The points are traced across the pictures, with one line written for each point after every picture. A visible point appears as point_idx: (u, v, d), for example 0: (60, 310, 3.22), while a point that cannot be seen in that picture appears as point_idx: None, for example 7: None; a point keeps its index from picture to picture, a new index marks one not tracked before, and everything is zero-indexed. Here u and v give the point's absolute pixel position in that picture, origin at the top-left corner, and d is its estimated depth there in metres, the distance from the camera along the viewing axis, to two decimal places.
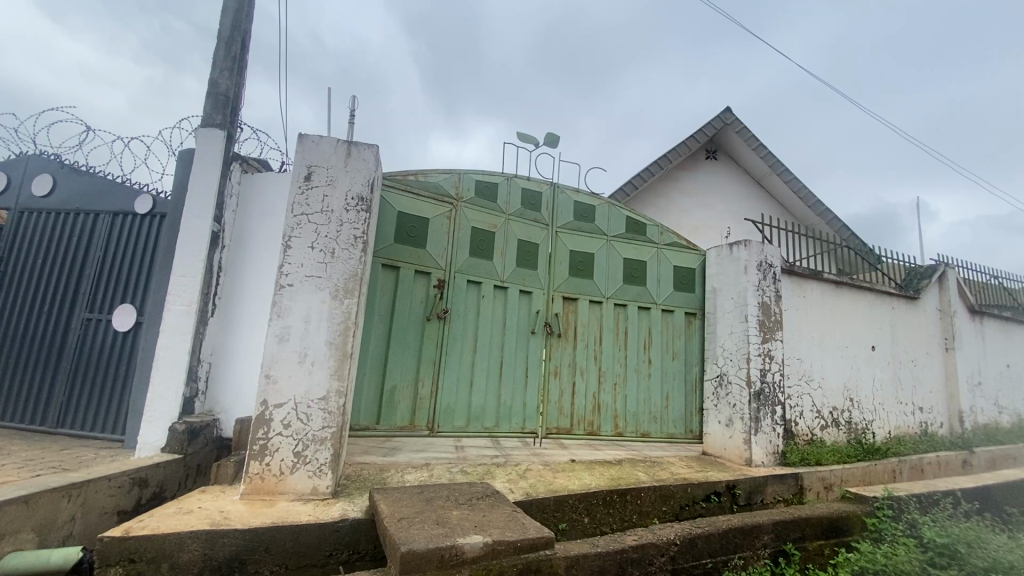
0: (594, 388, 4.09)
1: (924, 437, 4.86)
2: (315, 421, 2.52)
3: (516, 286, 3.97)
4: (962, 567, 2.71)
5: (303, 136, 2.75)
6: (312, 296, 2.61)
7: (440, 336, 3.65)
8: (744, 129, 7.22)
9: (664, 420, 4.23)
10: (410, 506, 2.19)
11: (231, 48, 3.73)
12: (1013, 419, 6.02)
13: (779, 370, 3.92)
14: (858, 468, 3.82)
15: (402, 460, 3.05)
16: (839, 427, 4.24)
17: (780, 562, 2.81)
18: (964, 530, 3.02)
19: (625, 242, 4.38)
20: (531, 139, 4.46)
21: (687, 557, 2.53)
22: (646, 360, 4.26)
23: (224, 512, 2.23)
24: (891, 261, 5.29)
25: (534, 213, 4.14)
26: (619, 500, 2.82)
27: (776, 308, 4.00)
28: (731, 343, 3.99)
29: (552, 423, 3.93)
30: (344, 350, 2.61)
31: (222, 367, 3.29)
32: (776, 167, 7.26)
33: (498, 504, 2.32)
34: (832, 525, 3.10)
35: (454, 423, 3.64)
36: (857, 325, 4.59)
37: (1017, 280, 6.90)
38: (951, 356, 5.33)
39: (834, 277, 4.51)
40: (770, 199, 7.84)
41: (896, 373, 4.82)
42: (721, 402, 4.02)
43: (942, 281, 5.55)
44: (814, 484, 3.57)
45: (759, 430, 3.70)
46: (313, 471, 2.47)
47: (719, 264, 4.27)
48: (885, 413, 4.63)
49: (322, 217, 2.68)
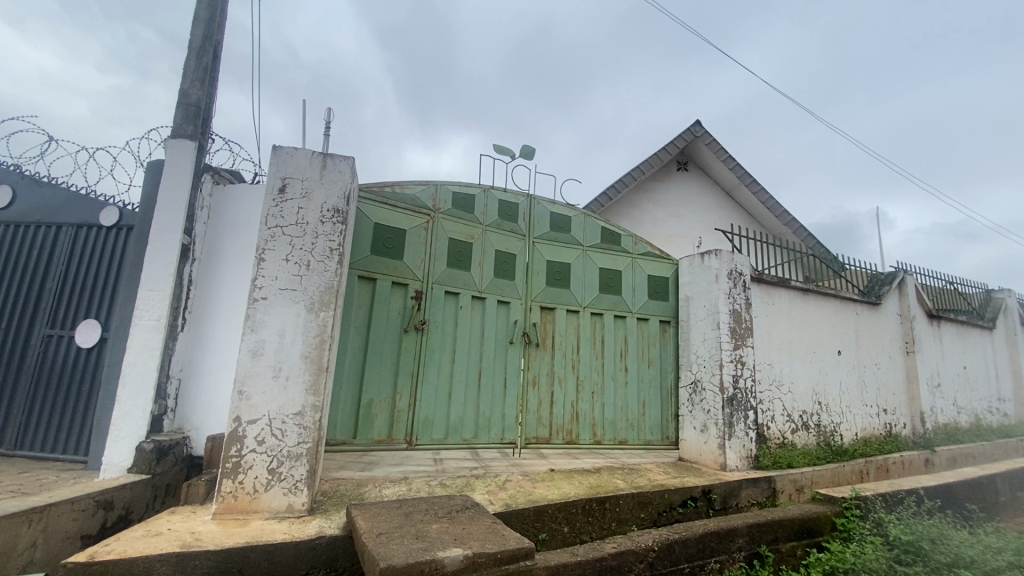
0: (572, 396, 4.13)
1: (889, 437, 5.04)
2: (290, 437, 2.48)
3: (494, 297, 3.99)
4: (927, 564, 2.83)
5: (277, 148, 2.73)
6: (287, 309, 2.58)
7: (418, 348, 3.63)
8: (713, 142, 7.46)
9: (641, 427, 4.29)
10: (388, 521, 2.17)
11: (203, 58, 3.68)
12: (971, 419, 6.29)
13: (750, 376, 4.02)
14: (828, 470, 3.94)
15: (379, 474, 3.02)
16: (809, 431, 4.36)
17: (755, 565, 2.86)
18: (928, 528, 3.14)
19: (600, 251, 4.46)
20: (507, 150, 4.51)
21: (665, 563, 2.56)
22: (622, 368, 4.32)
23: (195, 533, 2.17)
24: (855, 268, 5.49)
25: (511, 223, 4.18)
26: (597, 509, 2.85)
27: (746, 315, 4.11)
28: (704, 350, 4.08)
29: (531, 433, 3.95)
30: (319, 364, 2.58)
31: (193, 383, 3.21)
32: (745, 179, 7.54)
33: (478, 516, 2.32)
34: (804, 527, 3.18)
35: (433, 435, 3.62)
36: (824, 331, 4.75)
37: (971, 285, 7.27)
38: (912, 359, 5.54)
39: (801, 285, 4.66)
40: (738, 209, 8.11)
41: (861, 377, 4.99)
42: (695, 409, 4.08)
43: (902, 287, 5.79)
44: (785, 487, 3.67)
45: (733, 435, 3.77)
46: (288, 488, 2.43)
47: (691, 272, 4.38)
48: (851, 415, 4.79)
49: (297, 229, 2.67)
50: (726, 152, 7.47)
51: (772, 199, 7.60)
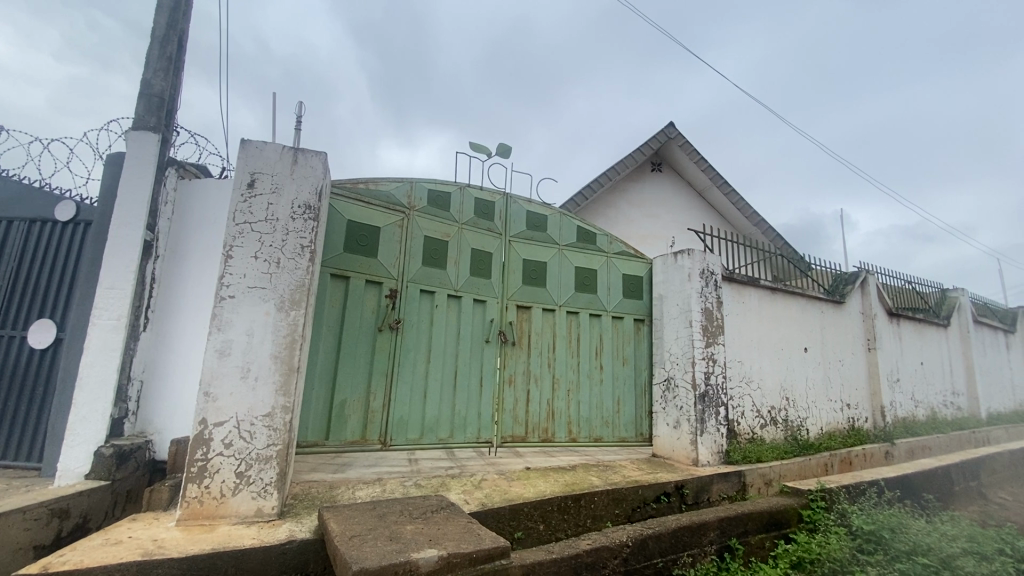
0: (548, 394, 4.14)
1: (852, 431, 5.22)
2: (259, 439, 2.41)
3: (470, 295, 3.97)
4: (887, 552, 2.95)
5: (245, 141, 2.65)
6: (255, 308, 2.50)
7: (393, 347, 3.58)
8: (686, 144, 7.60)
9: (616, 424, 4.33)
10: (361, 523, 2.13)
11: (167, 47, 3.54)
12: (928, 412, 6.57)
13: (721, 372, 4.11)
14: (795, 464, 4.05)
15: (352, 476, 2.96)
16: (777, 426, 4.48)
17: (725, 557, 2.92)
18: (888, 517, 3.27)
19: (576, 250, 4.49)
20: (483, 149, 4.49)
21: (639, 558, 2.59)
22: (597, 366, 4.36)
23: (158, 541, 2.08)
24: (821, 267, 5.66)
25: (487, 221, 4.16)
26: (573, 506, 2.87)
27: (717, 313, 4.19)
28: (677, 348, 4.14)
29: (507, 432, 3.94)
30: (290, 364, 2.51)
31: (157, 384, 3.10)
32: (717, 180, 7.71)
33: (453, 516, 2.30)
34: (772, 519, 3.26)
35: (407, 436, 3.58)
36: (791, 329, 4.89)
37: (927, 285, 7.60)
38: (874, 355, 5.76)
39: (769, 284, 4.79)
40: (710, 210, 8.29)
41: (826, 373, 5.16)
42: (669, 405, 4.14)
43: (865, 287, 6.00)
44: (754, 481, 3.77)
45: (704, 431, 3.85)
46: (257, 492, 2.36)
47: (665, 272, 4.44)
48: (817, 410, 4.95)
49: (266, 225, 2.59)
50: (699, 154, 7.62)
51: (743, 201, 7.79)
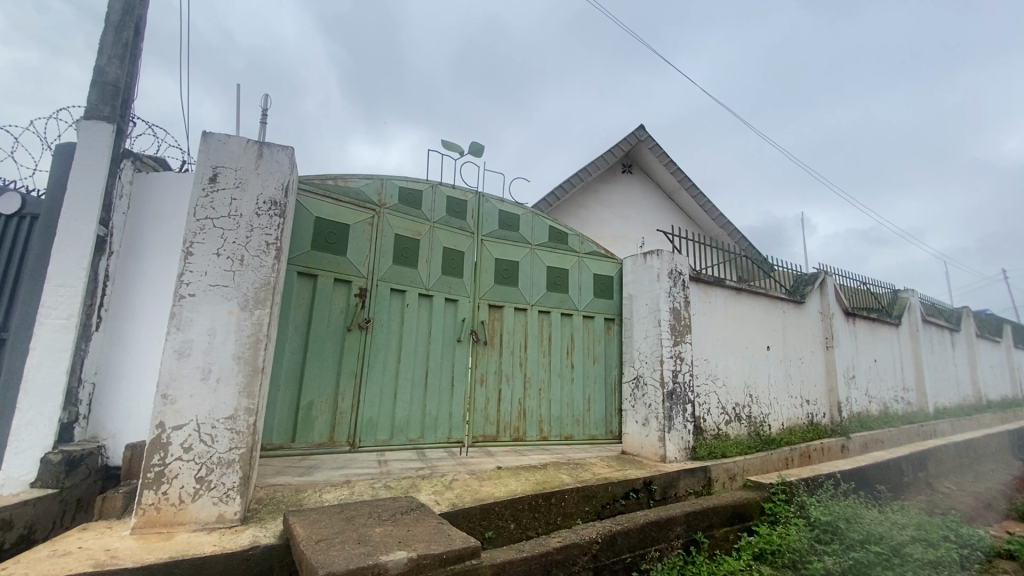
0: (519, 394, 4.14)
1: (811, 426, 5.43)
2: (221, 442, 2.33)
3: (441, 294, 3.94)
4: (842, 542, 3.08)
5: (207, 134, 2.55)
6: (217, 306, 2.42)
7: (362, 347, 3.52)
8: (656, 146, 7.74)
9: (586, 422, 4.38)
10: (328, 526, 2.08)
11: (122, 33, 3.38)
12: (880, 407, 6.89)
13: (688, 370, 4.20)
14: (757, 459, 4.18)
15: (319, 478, 2.89)
16: (741, 422, 4.62)
17: (691, 551, 2.99)
18: (843, 508, 3.41)
19: (548, 250, 4.51)
20: (455, 147, 4.46)
21: (608, 554, 2.62)
22: (569, 364, 4.39)
23: (111, 550, 1.99)
24: (783, 268, 5.86)
25: (459, 220, 4.14)
26: (543, 504, 2.88)
27: (685, 312, 4.28)
28: (646, 346, 4.21)
29: (478, 432, 3.93)
30: (254, 365, 2.44)
31: (110, 387, 2.96)
32: (685, 183, 7.89)
33: (423, 517, 2.28)
34: (736, 513, 3.35)
35: (377, 437, 3.52)
36: (755, 328, 5.05)
37: (881, 286, 7.97)
38: (832, 353, 6.00)
39: (734, 285, 4.92)
40: (678, 212, 8.48)
41: (787, 370, 5.35)
42: (638, 403, 4.21)
43: (823, 287, 6.25)
44: (719, 475, 3.87)
45: (672, 428, 3.93)
46: (218, 497, 2.28)
47: (635, 272, 4.51)
48: (779, 406, 5.12)
49: (229, 222, 2.50)
50: (668, 157, 7.77)
51: (709, 203, 7.99)
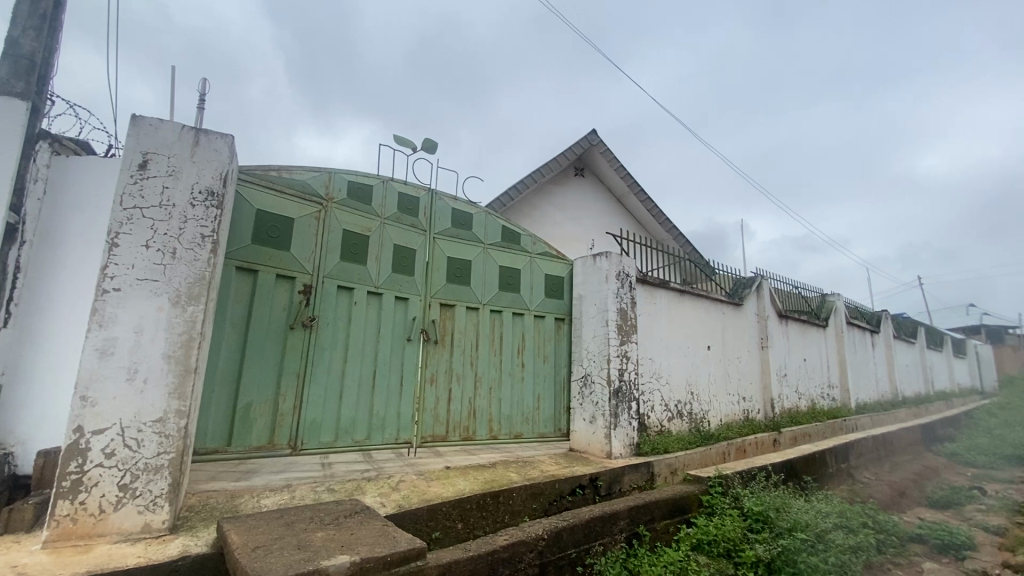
0: (470, 393, 4.13)
1: (747, 422, 5.73)
2: (148, 447, 2.18)
3: (391, 292, 3.86)
4: (772, 530, 3.27)
5: (136, 118, 2.38)
6: (145, 302, 2.26)
7: (306, 346, 3.40)
8: (607, 151, 7.93)
9: (535, 420, 4.43)
10: (266, 533, 2.00)
11: (39, 4, 3.11)
12: (809, 403, 7.37)
13: (634, 369, 4.34)
14: (697, 453, 4.37)
15: (258, 483, 2.76)
16: (682, 418, 4.81)
17: (633, 544, 3.09)
18: (773, 498, 3.62)
19: (500, 249, 4.52)
20: (407, 143, 4.39)
21: (554, 550, 2.66)
22: (519, 364, 4.42)
23: (18, 567, 1.81)
24: (723, 272, 6.16)
25: (410, 217, 4.07)
26: (491, 503, 2.89)
27: (631, 313, 4.42)
28: (595, 346, 4.30)
29: (427, 432, 3.88)
30: (186, 365, 2.30)
31: (21, 388, 2.70)
32: (634, 187, 8.13)
33: (368, 520, 2.23)
34: (676, 506, 3.49)
35: (320, 439, 3.41)
36: (696, 328, 5.27)
37: (811, 290, 8.53)
38: (766, 353, 6.36)
39: (678, 287, 5.12)
40: (627, 216, 8.73)
41: (726, 369, 5.62)
42: (585, 401, 4.30)
43: (760, 290, 6.61)
44: (661, 470, 4.02)
45: (618, 425, 4.04)
46: (144, 506, 2.13)
47: (585, 273, 4.60)
48: (717, 403, 5.38)
49: (160, 212, 2.35)
50: (619, 162, 7.98)
51: (657, 208, 8.28)
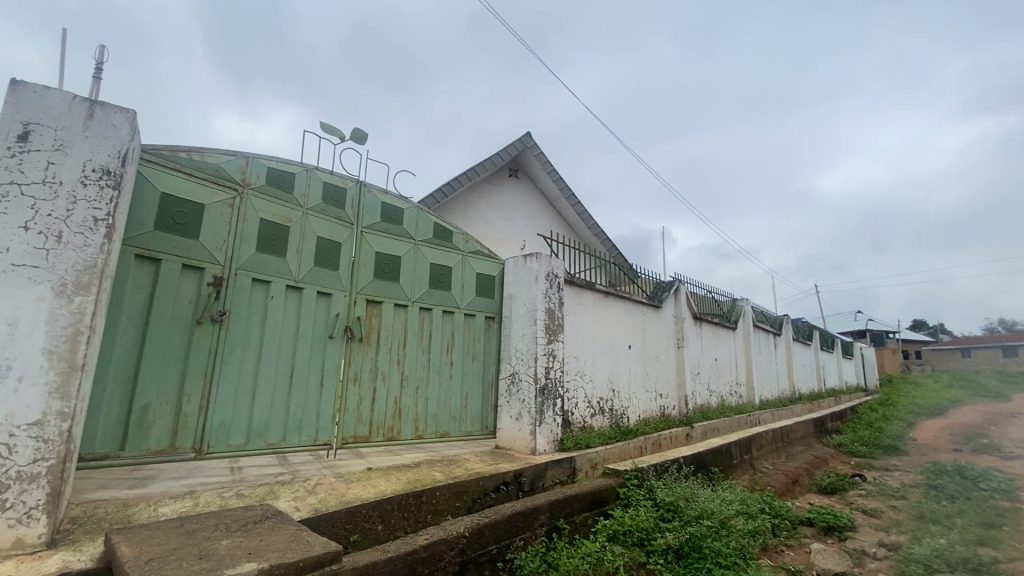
0: (395, 392, 4.04)
1: (663, 417, 6.08)
2: (22, 453, 1.93)
3: (313, 287, 3.70)
4: (681, 518, 3.49)
5: (16, 82, 2.11)
6: (22, 290, 1.99)
7: (215, 341, 3.18)
8: (541, 154, 8.08)
9: (462, 419, 4.42)
10: (162, 543, 1.84)
11: None
12: (718, 400, 7.94)
13: (560, 368, 4.46)
14: (616, 448, 4.57)
15: (156, 490, 2.54)
16: (604, 415, 5.01)
17: (553, 537, 3.17)
18: (683, 489, 3.87)
19: (431, 246, 4.46)
20: (335, 131, 4.22)
21: (475, 547, 2.68)
22: (447, 362, 4.39)
23: None
24: (646, 275, 6.48)
25: (336, 209, 3.92)
26: (413, 503, 2.85)
27: (558, 313, 4.53)
28: (522, 345, 4.37)
29: (348, 432, 3.76)
30: (72, 362, 2.07)
31: None
32: (565, 191, 8.35)
33: (279, 525, 2.12)
34: (595, 499, 3.63)
35: (229, 442, 3.21)
36: (619, 329, 5.51)
37: (723, 294, 9.19)
38: (682, 353, 6.78)
39: (603, 288, 5.33)
40: (558, 218, 8.94)
41: (645, 367, 5.92)
42: (512, 399, 4.36)
43: (678, 294, 7.03)
44: (583, 465, 4.16)
45: (542, 422, 4.13)
46: (16, 519, 1.89)
47: (515, 272, 4.66)
48: (636, 400, 5.65)
49: (44, 190, 2.09)
50: (552, 165, 8.16)
51: (587, 212, 8.56)
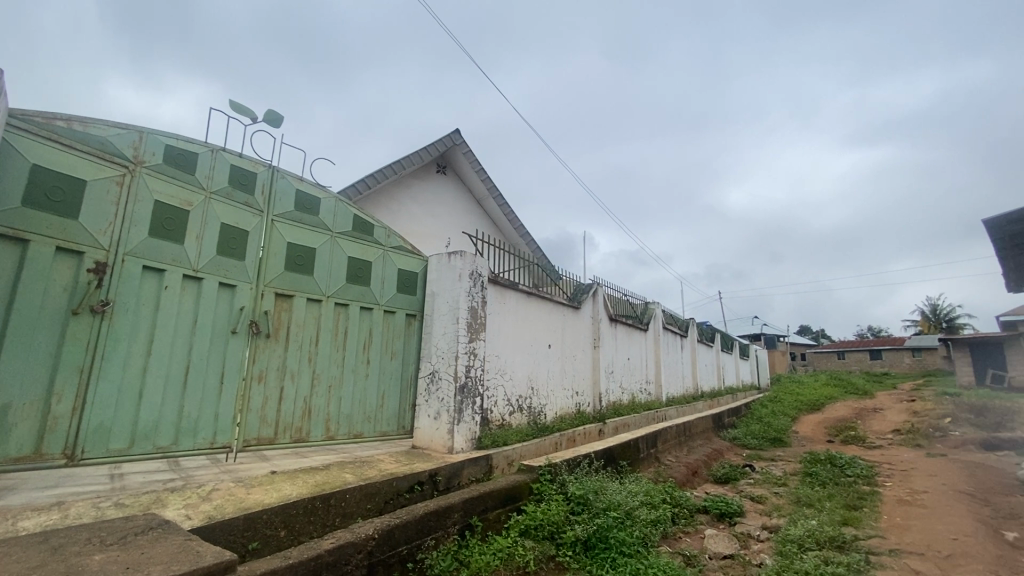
0: (305, 391, 3.85)
1: (578, 414, 6.31)
2: None
3: (215, 278, 3.42)
4: (590, 511, 3.65)
5: None
6: None
7: (95, 335, 2.85)
8: (469, 153, 8.07)
9: (377, 419, 4.31)
10: (18, 563, 1.62)
11: None
12: (630, 397, 8.39)
13: (480, 366, 4.48)
14: (532, 445, 4.67)
15: (14, 503, 2.23)
16: (522, 412, 5.11)
17: (465, 535, 3.19)
18: (593, 483, 4.05)
19: (349, 239, 4.30)
20: (246, 111, 3.94)
21: (384, 549, 2.62)
22: (363, 360, 4.25)
23: None
24: (567, 277, 6.69)
25: (245, 195, 3.66)
26: (320, 506, 2.74)
27: (481, 312, 4.56)
28: (443, 343, 4.34)
29: (251, 434, 3.53)
30: None
31: None
32: (492, 191, 8.41)
33: (166, 536, 1.95)
34: (509, 495, 3.69)
35: (109, 446, 2.89)
36: (539, 328, 5.64)
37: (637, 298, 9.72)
38: (597, 352, 7.08)
39: (526, 289, 5.43)
40: (484, 218, 8.98)
41: (563, 366, 6.12)
42: (431, 398, 4.31)
43: (596, 296, 7.33)
44: (499, 462, 4.21)
45: (460, 420, 4.13)
46: None
47: (438, 270, 4.61)
48: (554, 398, 5.82)
49: None
50: (479, 164, 8.18)
51: (512, 213, 8.67)
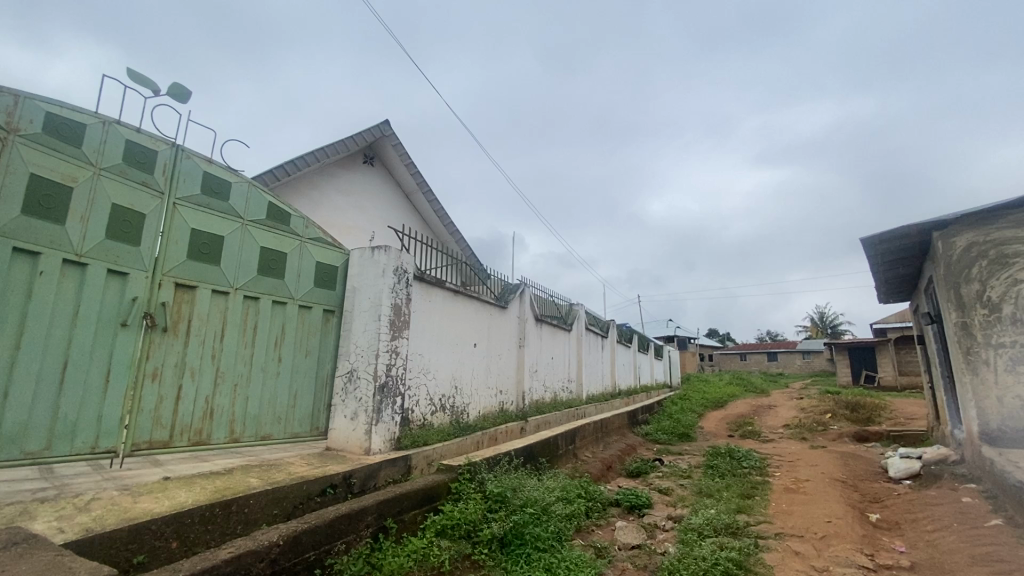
0: (207, 390, 3.57)
1: (500, 413, 6.38)
2: None
3: (102, 264, 3.07)
4: (507, 509, 3.70)
5: None
6: None
7: None
8: (399, 145, 7.88)
9: (288, 419, 4.09)
10: None
11: None
12: (552, 395, 8.61)
13: (402, 365, 4.39)
14: (453, 444, 4.66)
15: None
16: (444, 411, 5.08)
17: (379, 538, 3.11)
18: (511, 480, 4.11)
19: (263, 228, 4.04)
20: (146, 81, 3.57)
21: (290, 556, 2.50)
22: (275, 358, 4.02)
23: None
24: (494, 276, 6.73)
25: (142, 173, 3.32)
26: (220, 514, 2.55)
27: (405, 309, 4.46)
28: (364, 340, 4.21)
29: (141, 438, 3.22)
30: None
31: None
32: (422, 186, 8.27)
33: (30, 553, 1.73)
34: (426, 495, 3.65)
35: None
36: (465, 327, 5.63)
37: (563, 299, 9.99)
38: (522, 351, 7.19)
39: (453, 287, 5.39)
40: (413, 213, 8.81)
41: (488, 365, 6.15)
42: (348, 397, 4.16)
43: (523, 296, 7.44)
44: (418, 462, 4.16)
45: (379, 420, 4.03)
46: None
47: (360, 264, 4.46)
48: (477, 397, 5.84)
49: None
50: (410, 158, 8.01)
51: (442, 210, 8.58)
